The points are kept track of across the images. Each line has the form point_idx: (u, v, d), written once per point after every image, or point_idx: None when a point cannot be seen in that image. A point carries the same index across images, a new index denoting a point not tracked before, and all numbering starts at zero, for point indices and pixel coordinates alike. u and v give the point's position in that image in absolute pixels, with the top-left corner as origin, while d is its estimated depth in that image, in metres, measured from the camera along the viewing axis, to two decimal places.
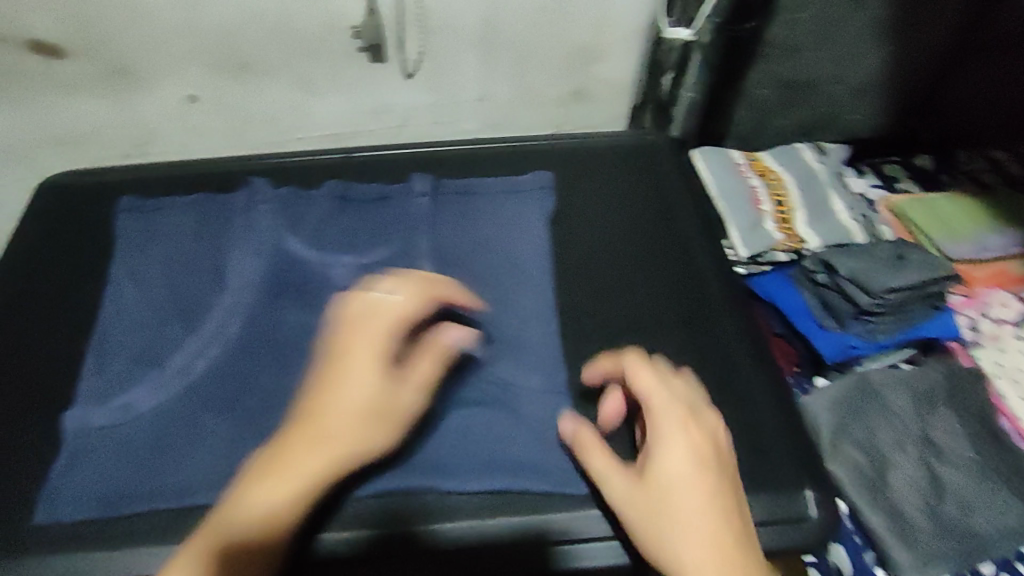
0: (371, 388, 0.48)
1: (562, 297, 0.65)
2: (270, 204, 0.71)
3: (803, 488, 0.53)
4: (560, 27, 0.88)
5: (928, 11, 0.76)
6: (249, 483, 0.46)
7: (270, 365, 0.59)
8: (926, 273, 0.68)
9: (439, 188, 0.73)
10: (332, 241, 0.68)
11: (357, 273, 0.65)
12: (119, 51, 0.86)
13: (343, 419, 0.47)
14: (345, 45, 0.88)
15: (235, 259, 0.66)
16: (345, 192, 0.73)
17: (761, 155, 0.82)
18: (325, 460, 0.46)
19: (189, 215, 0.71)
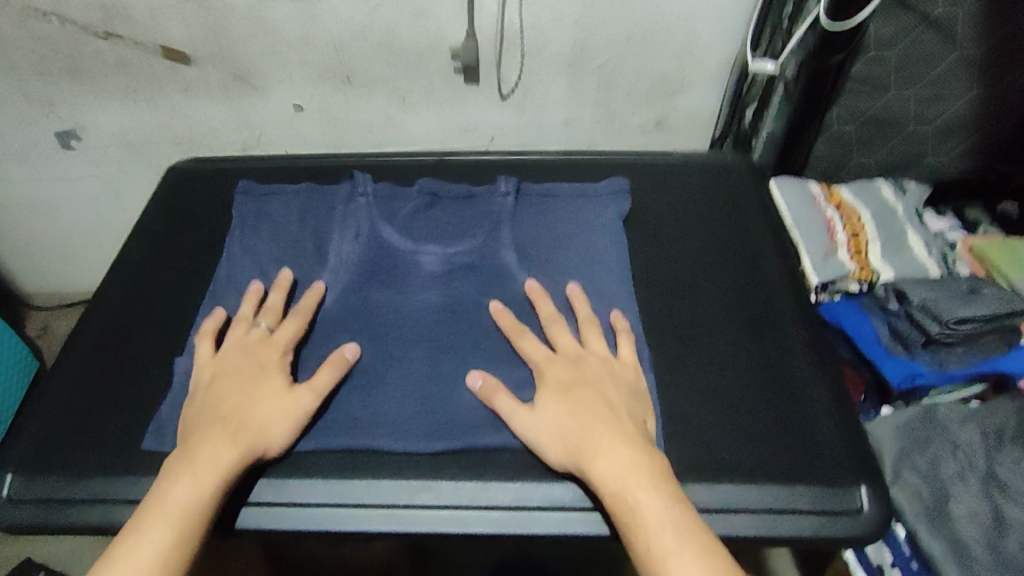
0: (267, 352, 0.57)
1: (643, 301, 0.66)
2: (369, 196, 0.70)
3: (858, 485, 0.54)
4: (647, 54, 0.93)
5: (1022, 54, 0.77)
6: (211, 425, 0.52)
7: (365, 345, 0.60)
8: (1000, 307, 0.67)
9: (531, 190, 0.71)
10: (424, 231, 0.67)
11: (449, 263, 0.65)
12: (241, 60, 0.95)
13: (255, 366, 0.56)
14: (444, 63, 0.95)
15: (334, 244, 0.67)
16: (434, 188, 0.71)
17: (840, 188, 0.83)
18: (232, 403, 0.54)
19: (282, 199, 0.72)
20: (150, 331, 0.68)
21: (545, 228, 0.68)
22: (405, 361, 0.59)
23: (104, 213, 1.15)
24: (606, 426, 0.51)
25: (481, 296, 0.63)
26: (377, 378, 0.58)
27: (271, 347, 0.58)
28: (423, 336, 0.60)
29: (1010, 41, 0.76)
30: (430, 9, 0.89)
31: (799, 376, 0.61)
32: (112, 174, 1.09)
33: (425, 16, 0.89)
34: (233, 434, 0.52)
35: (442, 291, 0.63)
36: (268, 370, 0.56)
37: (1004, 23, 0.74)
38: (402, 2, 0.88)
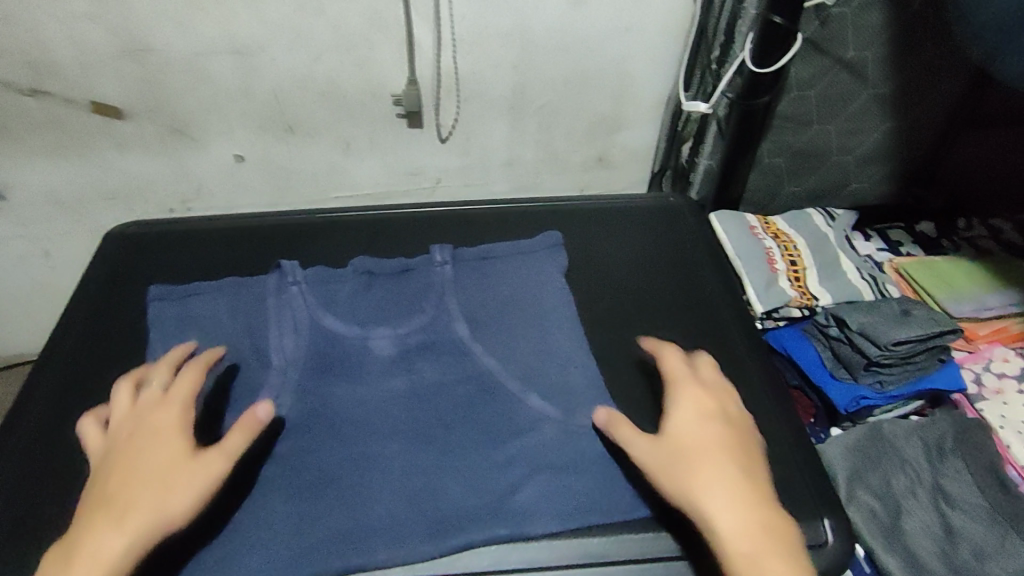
0: (161, 418, 0.54)
1: (597, 355, 0.68)
2: (301, 283, 0.68)
3: (823, 519, 0.57)
4: (584, 96, 0.96)
5: (929, 86, 0.83)
6: (111, 512, 0.49)
7: (326, 440, 0.59)
8: (931, 326, 0.72)
9: (472, 252, 0.73)
10: (370, 317, 0.67)
11: (401, 347, 0.65)
12: (179, 113, 0.93)
13: (158, 440, 0.52)
14: (386, 110, 0.95)
15: (274, 341, 0.65)
16: (371, 269, 0.70)
17: (774, 218, 0.88)
18: (129, 481, 0.50)
19: (214, 299, 0.68)
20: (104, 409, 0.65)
21: (499, 283, 0.71)
22: (382, 449, 0.59)
23: (32, 276, 1.09)
24: (708, 461, 0.50)
25: (439, 380, 0.63)
26: (356, 472, 0.58)
27: (167, 408, 0.54)
28: (395, 426, 0.60)
29: (917, 77, 0.82)
30: (370, 59, 0.89)
31: (753, 412, 0.63)
32: (41, 236, 1.03)
33: (366, 65, 0.90)
34: (127, 520, 0.48)
35: (399, 373, 0.64)
36: (162, 437, 0.52)
37: (910, 61, 0.80)
38: (343, 53, 0.89)
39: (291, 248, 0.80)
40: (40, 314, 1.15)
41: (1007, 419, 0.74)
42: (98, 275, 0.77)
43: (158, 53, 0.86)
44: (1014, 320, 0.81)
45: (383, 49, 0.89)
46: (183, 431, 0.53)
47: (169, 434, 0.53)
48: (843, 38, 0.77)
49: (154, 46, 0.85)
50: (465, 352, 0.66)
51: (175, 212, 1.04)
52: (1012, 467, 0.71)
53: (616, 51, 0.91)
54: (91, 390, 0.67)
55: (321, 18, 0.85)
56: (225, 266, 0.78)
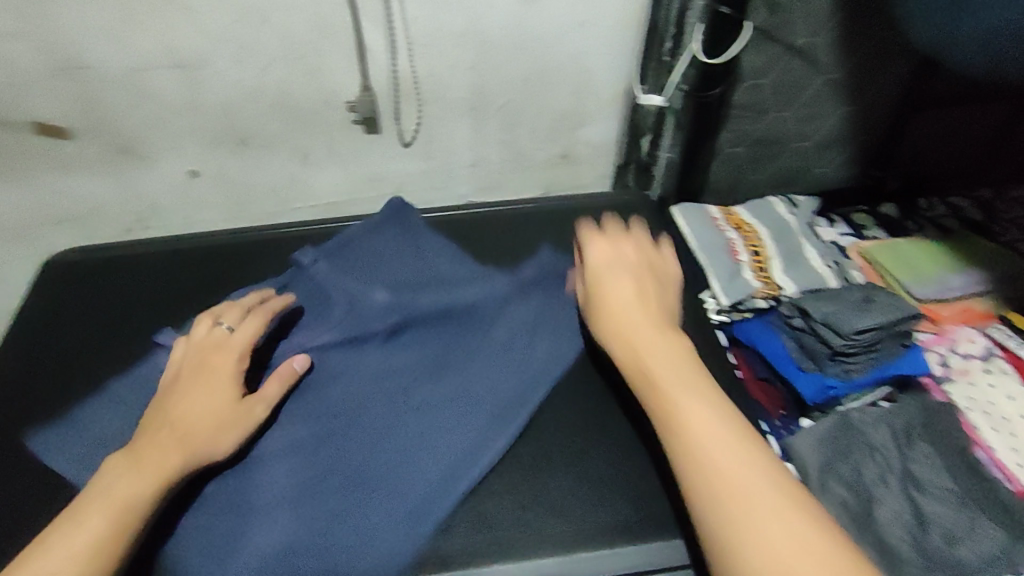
0: (219, 359, 0.64)
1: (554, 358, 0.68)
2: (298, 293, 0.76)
3: None
4: (542, 94, 0.95)
5: (883, 70, 0.82)
6: (170, 419, 0.60)
7: (332, 446, 0.64)
8: (894, 313, 0.72)
9: (330, 249, 0.81)
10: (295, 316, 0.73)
11: (336, 335, 0.72)
12: (126, 130, 0.90)
13: (197, 377, 0.63)
14: (341, 117, 0.93)
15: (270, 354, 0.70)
16: (301, 282, 0.77)
17: (736, 209, 0.88)
18: (181, 406, 0.60)
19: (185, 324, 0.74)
20: (58, 441, 0.64)
21: (398, 275, 0.78)
22: (382, 451, 0.63)
23: None
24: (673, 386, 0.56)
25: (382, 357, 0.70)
26: (360, 473, 0.62)
27: (209, 365, 0.64)
28: (389, 427, 0.65)
29: (870, 61, 0.81)
30: (320, 66, 0.87)
31: None
32: None
33: (316, 73, 0.88)
34: (186, 439, 0.58)
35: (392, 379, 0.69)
36: (204, 364, 0.64)
37: (861, 45, 0.79)
38: (291, 61, 0.86)
39: (253, 269, 0.82)
40: None
41: (973, 401, 0.74)
42: (60, 306, 0.78)
43: (98, 70, 0.84)
44: (976, 299, 0.81)
45: (332, 56, 0.86)
46: (234, 376, 0.63)
47: (209, 372, 0.63)
48: (793, 25, 0.76)
49: (94, 64, 0.83)
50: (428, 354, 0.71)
51: (130, 231, 1.01)
52: (982, 450, 0.71)
53: (571, 46, 0.90)
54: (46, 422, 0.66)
55: (266, 27, 0.83)
56: (189, 289, 0.79)
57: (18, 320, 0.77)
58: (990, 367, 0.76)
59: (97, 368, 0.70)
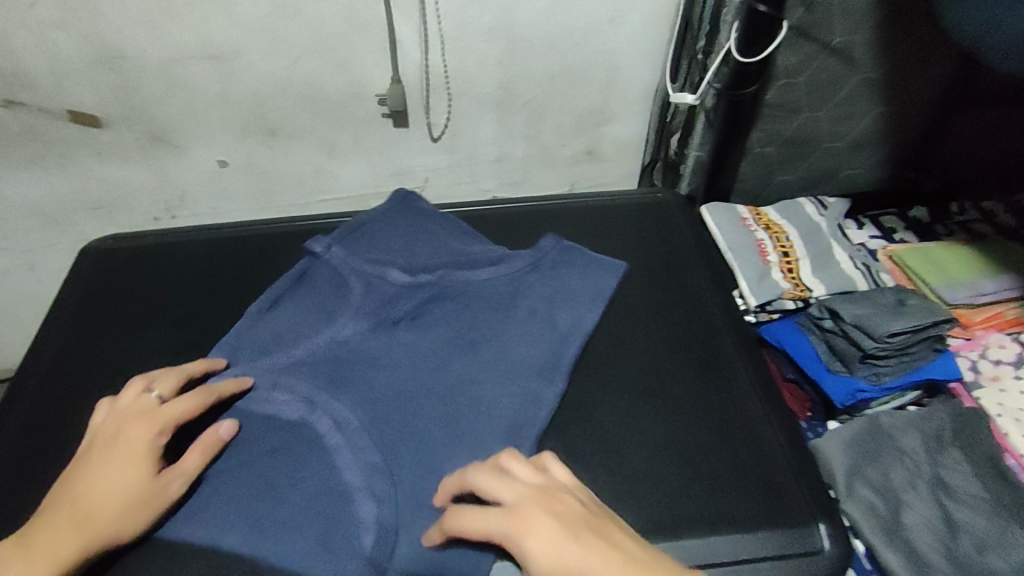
0: (136, 432, 0.53)
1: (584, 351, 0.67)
2: (331, 265, 0.71)
3: (821, 524, 0.57)
4: (571, 90, 0.95)
5: (920, 69, 0.81)
6: (69, 497, 0.51)
7: (345, 448, 0.57)
8: (926, 317, 0.71)
9: (348, 232, 0.75)
10: (302, 298, 0.69)
11: (355, 314, 0.67)
12: (158, 120, 0.91)
13: (104, 443, 0.54)
14: (370, 110, 0.94)
15: (295, 341, 0.65)
16: (311, 267, 0.72)
17: (765, 209, 0.87)
18: (89, 481, 0.51)
19: (215, 318, 0.73)
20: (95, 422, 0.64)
21: (424, 256, 0.73)
22: (395, 453, 0.57)
23: (18, 288, 1.07)
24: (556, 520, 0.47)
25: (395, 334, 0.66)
26: (376, 478, 0.56)
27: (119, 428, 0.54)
28: (410, 428, 0.59)
29: (905, 60, 0.80)
30: (351, 59, 0.88)
31: (744, 413, 0.63)
32: (24, 247, 1.02)
33: (347, 65, 0.88)
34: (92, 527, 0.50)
35: (419, 370, 0.63)
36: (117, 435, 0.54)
37: (897, 45, 0.78)
38: (322, 54, 0.87)
39: (285, 254, 0.81)
40: (28, 325, 1.13)
41: (1005, 407, 0.73)
42: (86, 287, 0.77)
43: (133, 60, 0.84)
44: (1009, 305, 0.80)
45: (363, 49, 0.87)
46: (149, 453, 0.53)
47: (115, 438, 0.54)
48: (830, 23, 0.76)
49: (129, 54, 0.84)
50: (462, 341, 0.66)
51: (160, 219, 1.02)
52: (1012, 456, 0.70)
53: (602, 42, 0.89)
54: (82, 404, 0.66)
55: (299, 20, 0.83)
56: (220, 274, 0.78)
57: (55, 302, 0.78)
58: (1022, 372, 0.75)
59: (130, 351, 0.70)
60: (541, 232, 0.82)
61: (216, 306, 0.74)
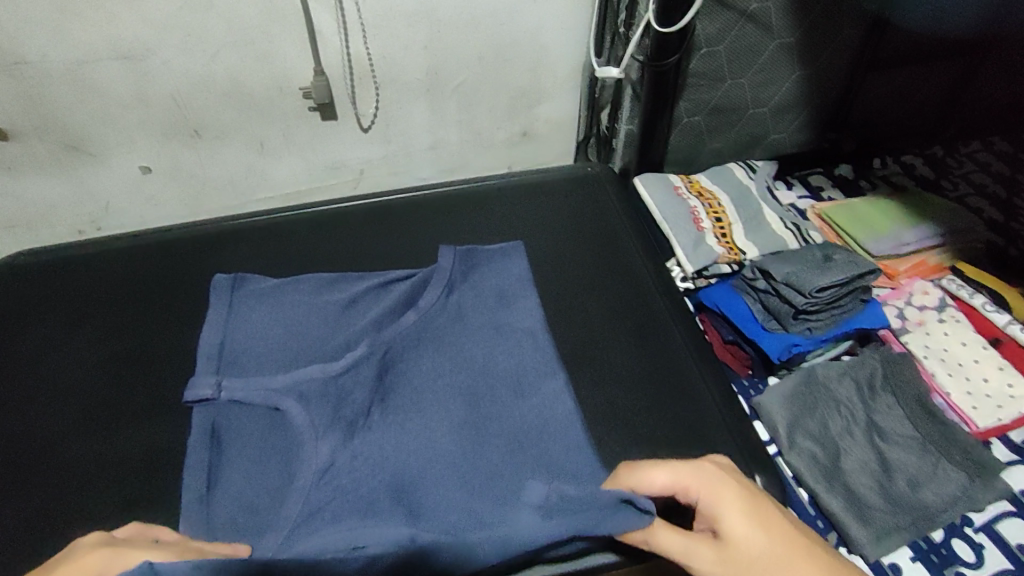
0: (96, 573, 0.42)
1: None
2: (270, 360, 0.63)
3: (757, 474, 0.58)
4: (502, 72, 0.94)
5: (833, 31, 0.83)
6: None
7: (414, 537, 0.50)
8: (851, 269, 0.74)
9: (217, 363, 0.62)
10: (239, 451, 0.57)
11: (302, 429, 0.58)
12: (72, 128, 0.87)
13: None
14: (297, 104, 0.91)
15: (269, 464, 0.56)
16: (214, 418, 0.59)
17: (697, 177, 0.89)
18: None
19: (147, 321, 0.71)
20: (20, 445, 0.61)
21: (339, 341, 0.64)
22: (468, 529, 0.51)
23: None
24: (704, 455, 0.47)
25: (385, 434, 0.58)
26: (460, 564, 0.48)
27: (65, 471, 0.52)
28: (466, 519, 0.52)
29: (819, 23, 0.82)
30: (271, 52, 0.85)
31: (685, 376, 0.65)
32: None
33: (268, 59, 0.86)
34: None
35: (424, 454, 0.57)
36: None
37: (810, 8, 0.80)
38: (240, 48, 0.84)
39: (219, 255, 0.78)
40: None
41: (929, 348, 0.77)
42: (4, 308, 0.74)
43: (36, 66, 0.80)
44: (930, 252, 0.83)
45: (284, 41, 0.84)
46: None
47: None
48: None
49: (31, 59, 0.79)
50: (447, 404, 0.61)
51: (84, 232, 0.97)
52: (938, 395, 0.74)
53: (527, 22, 0.89)
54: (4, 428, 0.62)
55: (212, 14, 0.80)
56: (147, 283, 0.75)
57: None
58: (944, 315, 0.79)
59: (56, 370, 0.67)
60: (480, 216, 0.82)
61: (146, 313, 0.72)
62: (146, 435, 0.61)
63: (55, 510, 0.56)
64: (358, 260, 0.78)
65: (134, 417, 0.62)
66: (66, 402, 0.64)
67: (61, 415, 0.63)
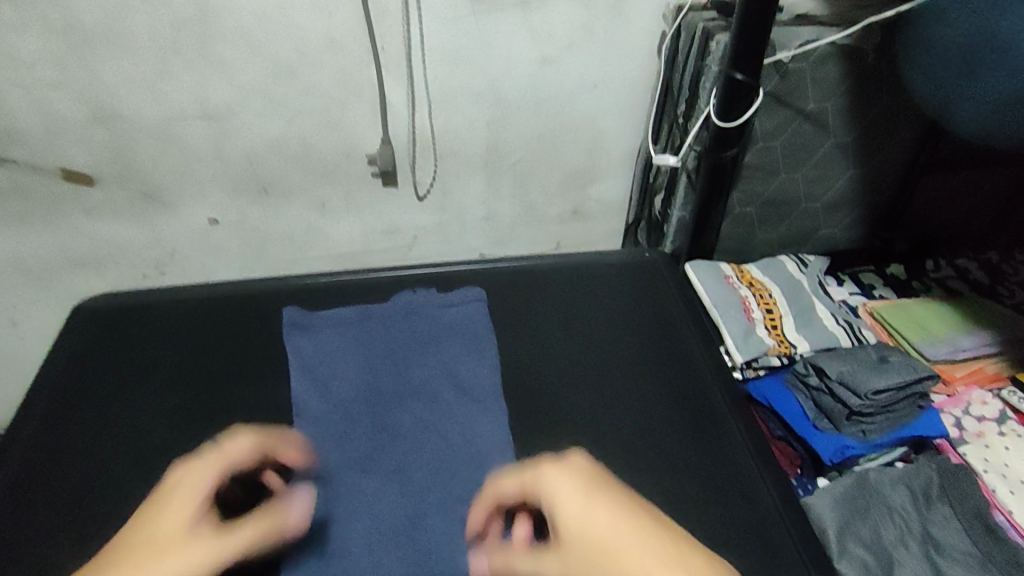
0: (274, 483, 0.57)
1: (562, 418, 0.70)
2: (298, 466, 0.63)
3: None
4: (560, 150, 0.98)
5: (890, 132, 0.85)
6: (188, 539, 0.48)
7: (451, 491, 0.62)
8: (908, 373, 0.73)
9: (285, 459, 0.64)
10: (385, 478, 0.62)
11: (356, 487, 0.61)
12: (151, 179, 0.92)
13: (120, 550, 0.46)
14: (361, 169, 0.95)
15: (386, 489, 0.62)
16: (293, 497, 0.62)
17: (749, 267, 0.91)
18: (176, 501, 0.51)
19: (215, 374, 0.74)
20: (80, 490, 0.64)
21: (310, 410, 0.67)
22: None
23: None
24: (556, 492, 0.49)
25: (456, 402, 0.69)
26: None
27: (174, 507, 0.47)
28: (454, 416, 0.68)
29: (876, 125, 0.84)
30: (342, 119, 0.90)
31: (738, 473, 0.65)
32: (5, 304, 0.99)
33: (340, 126, 0.90)
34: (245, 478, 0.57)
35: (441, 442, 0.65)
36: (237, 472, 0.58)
37: (867, 111, 0.83)
38: (316, 115, 0.89)
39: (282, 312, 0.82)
40: (0, 390, 1.09)
41: (989, 462, 0.74)
42: (80, 350, 0.78)
43: (129, 121, 0.86)
44: (988, 360, 0.82)
45: (356, 110, 0.89)
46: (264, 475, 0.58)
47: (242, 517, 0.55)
48: (803, 91, 0.80)
49: (125, 114, 0.85)
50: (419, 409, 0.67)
51: (147, 276, 1.01)
52: (1000, 512, 0.71)
53: (585, 107, 0.94)
54: (62, 476, 0.65)
55: (293, 82, 0.85)
56: (215, 339, 0.79)
57: (48, 363, 0.77)
58: (1004, 429, 0.76)
59: (123, 417, 0.70)
60: (531, 296, 0.84)
61: (212, 367, 0.75)
62: None
63: None
64: None
65: None
66: (129, 450, 0.67)
67: (125, 463, 0.66)
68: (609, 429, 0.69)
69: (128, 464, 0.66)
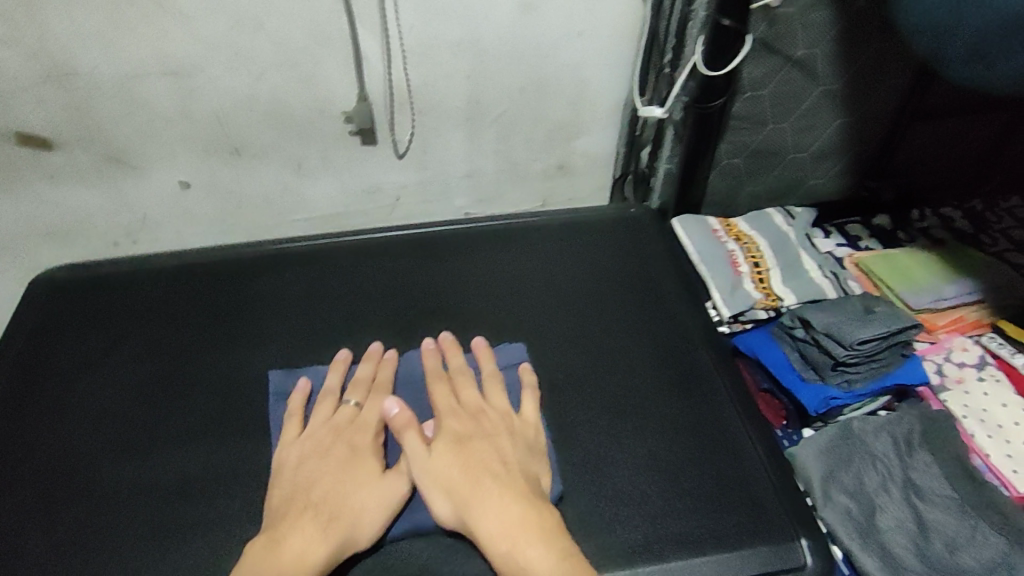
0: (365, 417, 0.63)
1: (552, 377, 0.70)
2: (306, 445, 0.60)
3: (796, 533, 0.59)
4: (542, 102, 0.95)
5: (879, 78, 0.84)
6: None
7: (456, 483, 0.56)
8: (893, 324, 0.74)
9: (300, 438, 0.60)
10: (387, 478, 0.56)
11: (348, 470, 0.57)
12: (114, 140, 0.87)
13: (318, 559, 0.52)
14: (337, 127, 0.92)
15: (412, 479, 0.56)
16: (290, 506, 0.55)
17: (735, 220, 0.90)
18: (298, 467, 0.59)
19: (196, 342, 0.73)
20: (62, 467, 0.62)
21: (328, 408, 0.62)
22: None
23: None
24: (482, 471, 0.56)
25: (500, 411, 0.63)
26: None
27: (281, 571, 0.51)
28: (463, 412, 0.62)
29: (865, 71, 0.82)
30: (314, 75, 0.86)
31: (724, 429, 0.66)
32: None
33: (311, 81, 0.86)
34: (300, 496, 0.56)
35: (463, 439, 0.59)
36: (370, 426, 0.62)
37: (857, 57, 0.81)
38: (285, 69, 0.84)
39: (261, 276, 0.80)
40: None
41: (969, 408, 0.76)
42: (51, 321, 0.75)
43: (84, 77, 0.80)
44: (967, 309, 0.83)
45: (328, 63, 0.85)
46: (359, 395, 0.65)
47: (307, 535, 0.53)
48: (792, 37, 0.77)
49: (81, 71, 0.80)
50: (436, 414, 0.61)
51: (119, 244, 0.98)
52: (978, 456, 0.73)
53: (568, 56, 0.90)
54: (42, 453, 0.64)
55: (260, 35, 0.81)
56: (195, 306, 0.76)
57: (16, 338, 0.74)
58: (984, 374, 0.79)
59: (101, 390, 0.68)
60: (515, 254, 0.83)
61: (193, 336, 0.74)
62: (188, 461, 0.63)
63: (102, 530, 0.58)
64: (394, 287, 0.78)
65: (181, 438, 0.65)
66: (111, 423, 0.66)
67: (107, 438, 0.65)
68: (599, 387, 0.69)
69: (110, 438, 0.64)
